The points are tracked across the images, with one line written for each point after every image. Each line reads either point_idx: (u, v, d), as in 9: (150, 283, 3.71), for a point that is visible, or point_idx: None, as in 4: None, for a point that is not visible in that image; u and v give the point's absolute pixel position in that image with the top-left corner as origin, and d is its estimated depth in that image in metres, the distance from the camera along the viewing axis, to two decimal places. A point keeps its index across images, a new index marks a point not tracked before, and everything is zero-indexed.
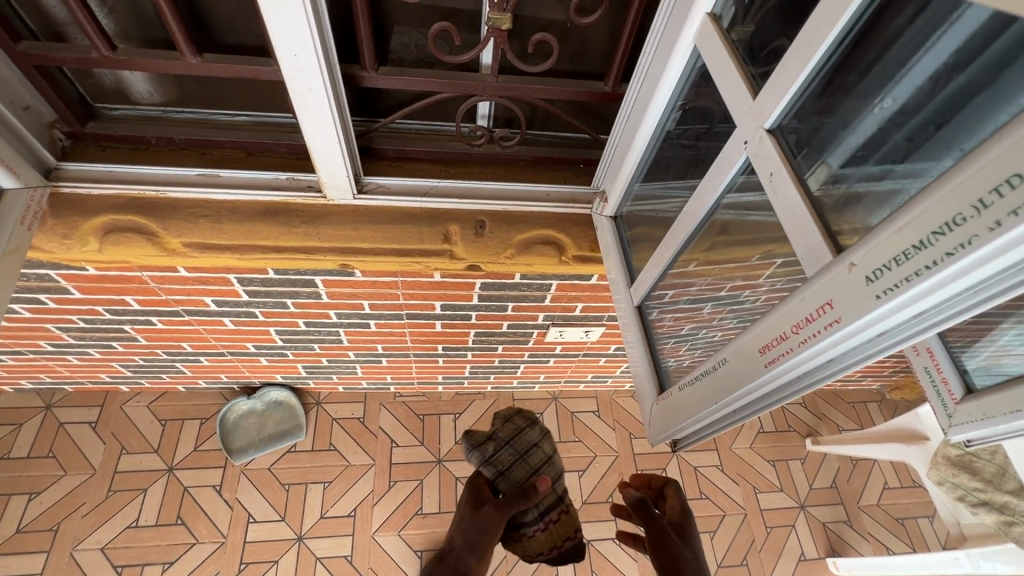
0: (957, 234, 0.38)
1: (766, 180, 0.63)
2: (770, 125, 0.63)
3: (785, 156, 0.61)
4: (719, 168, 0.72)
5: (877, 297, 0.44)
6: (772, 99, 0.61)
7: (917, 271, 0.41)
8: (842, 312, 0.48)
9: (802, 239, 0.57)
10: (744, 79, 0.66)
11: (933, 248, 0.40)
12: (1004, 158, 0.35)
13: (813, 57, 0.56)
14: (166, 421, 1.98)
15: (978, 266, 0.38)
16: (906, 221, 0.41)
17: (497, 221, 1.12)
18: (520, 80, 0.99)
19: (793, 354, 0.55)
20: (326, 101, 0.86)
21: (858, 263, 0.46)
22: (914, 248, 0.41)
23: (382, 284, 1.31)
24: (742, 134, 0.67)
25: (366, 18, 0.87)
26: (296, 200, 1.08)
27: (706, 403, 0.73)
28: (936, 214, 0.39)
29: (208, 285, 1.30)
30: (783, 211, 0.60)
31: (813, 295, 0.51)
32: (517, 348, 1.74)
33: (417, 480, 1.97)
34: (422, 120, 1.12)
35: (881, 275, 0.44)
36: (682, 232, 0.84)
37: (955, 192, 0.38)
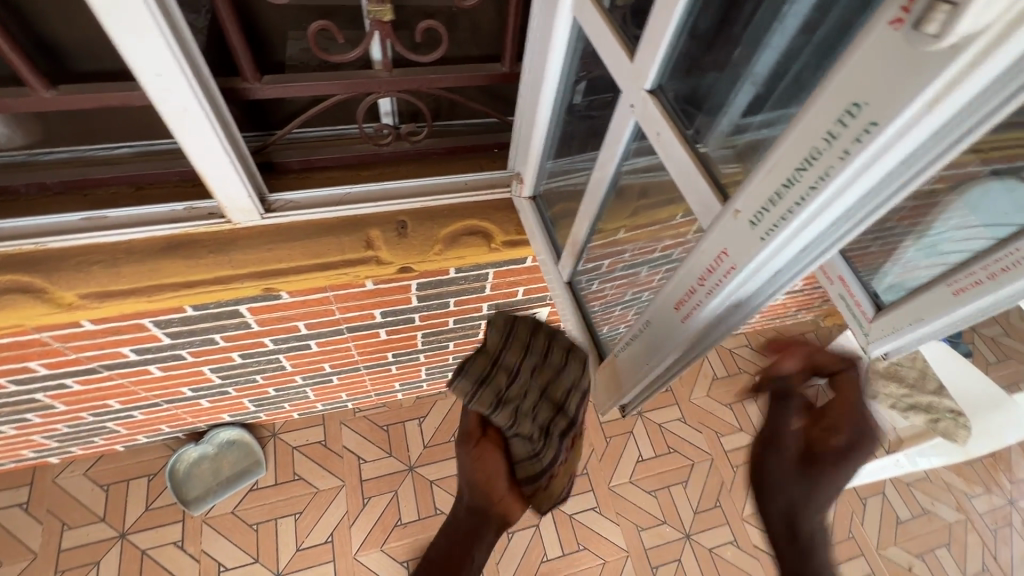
0: (817, 166, 0.40)
1: (655, 139, 0.65)
2: (650, 86, 0.64)
3: (671, 118, 0.62)
4: (615, 135, 0.74)
5: (762, 239, 0.47)
6: (646, 60, 0.62)
7: (790, 209, 0.43)
8: (736, 259, 0.51)
9: (694, 194, 0.59)
10: (621, 44, 0.66)
11: (800, 184, 0.42)
12: (842, 88, 0.36)
13: (673, 17, 0.56)
14: (109, 485, 1.84)
15: (840, 195, 0.40)
16: (774, 163, 0.43)
17: (419, 219, 1.09)
18: (414, 72, 0.96)
19: (704, 304, 0.58)
20: (206, 120, 0.80)
21: (742, 208, 0.48)
22: (783, 187, 0.43)
23: (314, 302, 1.26)
24: (627, 99, 0.68)
25: (234, 26, 0.81)
26: (199, 229, 1.01)
27: (643, 365, 0.75)
28: (798, 152, 0.41)
29: (122, 335, 1.20)
30: (673, 168, 0.62)
31: (710, 247, 0.53)
32: (468, 342, 1.73)
33: (391, 492, 1.93)
34: (323, 126, 1.08)
35: (762, 217, 0.46)
36: (595, 200, 0.85)
37: (807, 128, 0.40)
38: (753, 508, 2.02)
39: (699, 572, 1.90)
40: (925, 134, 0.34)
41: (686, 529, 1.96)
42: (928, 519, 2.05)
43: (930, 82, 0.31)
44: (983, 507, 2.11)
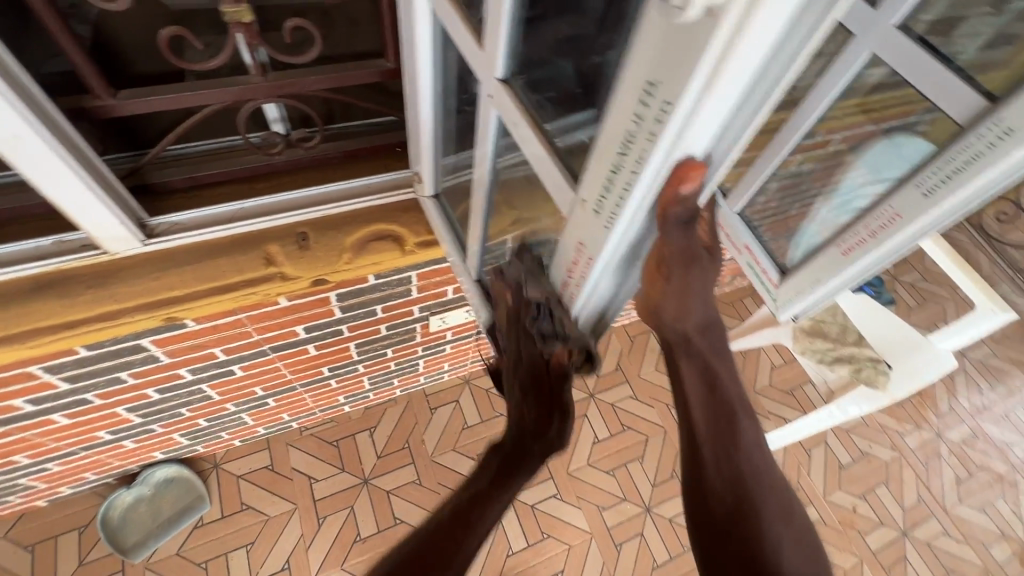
0: (632, 150, 0.44)
1: (513, 131, 0.63)
2: (502, 76, 0.62)
3: (524, 108, 0.61)
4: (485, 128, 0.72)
5: (604, 223, 0.51)
6: (491, 49, 0.60)
7: (621, 192, 0.47)
8: (591, 244, 0.55)
9: (550, 182, 0.60)
10: (471, 32, 0.64)
11: (625, 166, 0.46)
12: (638, 73, 0.40)
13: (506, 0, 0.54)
14: (35, 545, 1.70)
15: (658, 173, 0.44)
16: (603, 145, 0.47)
17: (321, 229, 1.04)
18: (291, 74, 0.90)
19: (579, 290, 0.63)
20: (45, 143, 0.74)
21: (586, 197, 0.52)
22: (614, 170, 0.47)
23: (226, 326, 1.19)
24: (485, 89, 0.66)
25: (70, 39, 0.73)
26: (74, 265, 0.93)
27: None
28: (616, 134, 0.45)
29: (10, 386, 1.10)
30: (531, 155, 0.62)
31: (571, 236, 0.58)
32: (408, 347, 1.69)
33: (347, 508, 1.88)
34: (207, 138, 1.01)
35: (602, 202, 0.50)
36: (483, 196, 0.83)
37: (622, 113, 0.44)
38: None
39: (661, 542, 1.94)
40: (718, 106, 0.38)
41: (645, 502, 2.00)
42: (867, 461, 2.18)
43: (701, 55, 0.34)
44: (915, 443, 2.25)
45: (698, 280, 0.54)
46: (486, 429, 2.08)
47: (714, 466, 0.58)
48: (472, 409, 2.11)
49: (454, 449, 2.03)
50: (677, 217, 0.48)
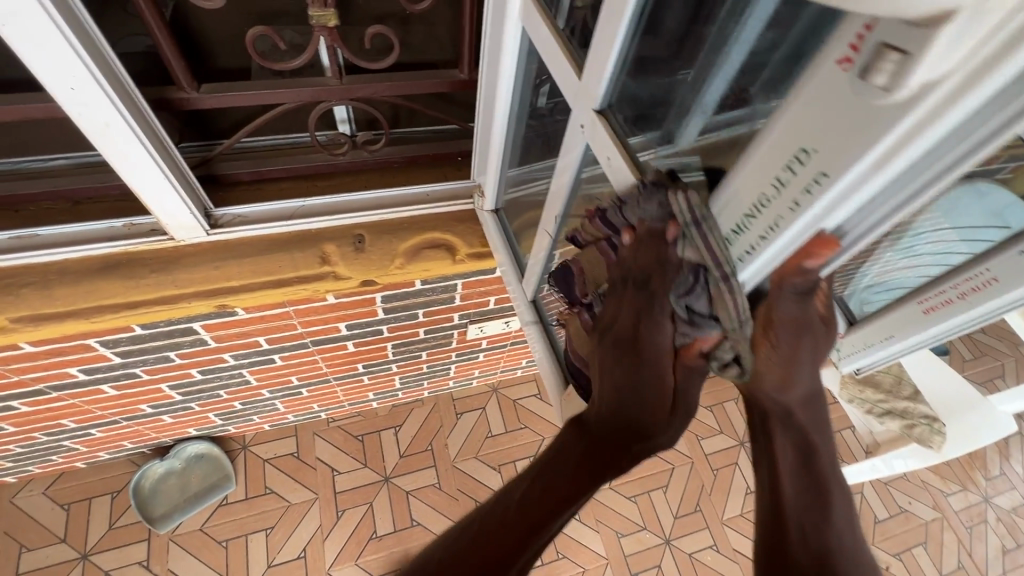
0: (767, 211, 0.44)
1: (606, 165, 0.61)
2: (599, 106, 0.60)
3: (620, 142, 0.59)
4: (568, 153, 0.70)
5: (721, 272, 0.52)
6: (592, 79, 0.58)
7: (751, 244, 0.47)
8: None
9: (646, 223, 0.56)
10: (569, 60, 0.62)
11: (757, 222, 0.45)
12: (788, 138, 0.39)
13: (619, 28, 0.52)
14: (70, 504, 1.77)
15: (799, 233, 0.43)
16: (732, 197, 0.47)
17: (377, 233, 1.04)
18: (365, 79, 0.90)
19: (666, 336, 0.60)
20: (133, 134, 0.75)
21: (699, 241, 0.52)
22: (743, 223, 0.47)
23: (273, 317, 1.20)
24: (577, 118, 0.64)
25: (162, 29, 0.75)
26: (141, 247, 0.95)
27: None
28: (751, 192, 0.44)
29: (67, 355, 1.14)
30: (622, 192, 0.59)
31: (676, 280, 0.57)
32: (442, 351, 1.69)
33: (366, 503, 1.89)
34: (275, 134, 1.03)
35: (724, 248, 0.50)
36: (553, 217, 0.81)
37: (761, 171, 0.42)
38: (733, 512, 2.01)
39: None
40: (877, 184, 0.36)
41: (666, 534, 1.95)
42: (905, 518, 2.06)
43: (878, 142, 0.32)
44: (959, 505, 2.12)
45: (805, 353, 0.54)
46: (510, 440, 2.06)
47: (801, 537, 0.54)
48: (498, 418, 2.10)
49: (476, 456, 2.02)
50: (794, 288, 0.50)
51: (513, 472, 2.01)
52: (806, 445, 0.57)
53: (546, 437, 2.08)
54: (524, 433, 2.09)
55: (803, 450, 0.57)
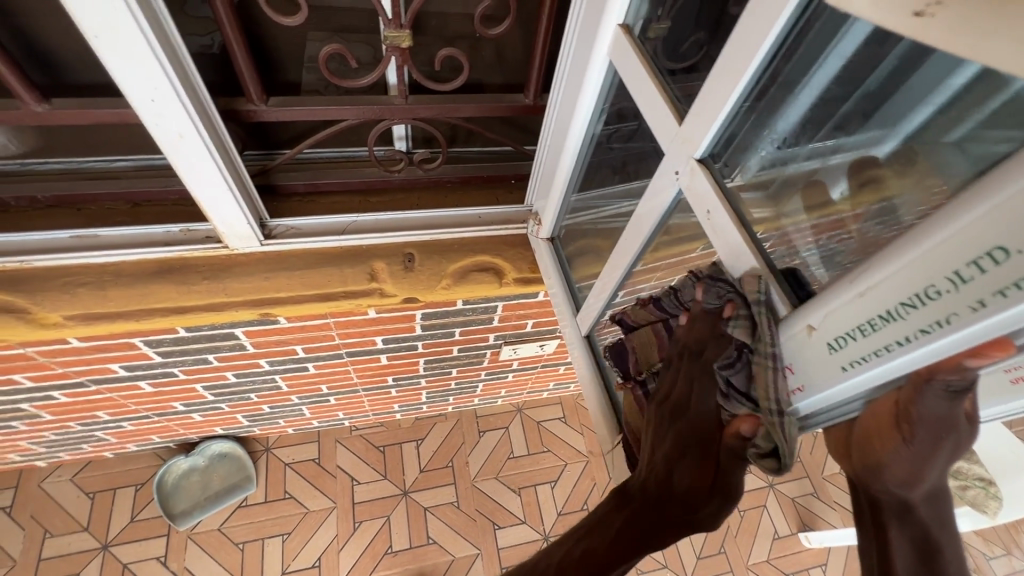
0: (931, 309, 0.35)
1: (704, 218, 0.58)
2: (701, 154, 0.58)
3: (723, 194, 0.56)
4: (653, 196, 0.68)
5: (843, 369, 0.42)
6: (698, 128, 0.56)
7: (888, 345, 0.38)
8: (810, 375, 0.46)
9: (742, 274, 0.54)
10: (668, 104, 0.61)
11: (905, 321, 0.36)
12: (977, 229, 0.31)
13: (748, 70, 0.48)
14: (95, 493, 1.79)
15: (965, 344, 0.34)
16: (871, 286, 0.38)
17: (427, 252, 1.03)
18: (430, 100, 0.90)
19: (754, 416, 0.54)
20: (204, 147, 0.75)
21: (818, 325, 0.44)
22: (880, 318, 0.38)
23: (313, 328, 1.19)
24: (673, 164, 0.62)
25: (240, 43, 0.75)
26: (195, 253, 0.95)
27: None
28: (905, 285, 0.36)
29: (111, 352, 1.14)
30: (723, 249, 0.56)
31: (773, 355, 0.49)
32: (472, 369, 1.66)
33: (383, 517, 1.86)
34: (334, 148, 1.02)
35: (845, 344, 0.42)
36: (628, 256, 0.79)
37: (924, 261, 0.34)
38: (759, 557, 1.93)
39: None
40: None
41: None
42: None
43: None
44: (1002, 570, 2.00)
45: (945, 456, 0.41)
46: (532, 463, 2.02)
47: None
48: (520, 440, 2.06)
49: (496, 477, 1.98)
50: (949, 384, 0.37)
51: (533, 496, 1.96)
52: (927, 537, 0.45)
53: (568, 463, 2.03)
54: (547, 457, 2.04)
55: (924, 551, 0.44)
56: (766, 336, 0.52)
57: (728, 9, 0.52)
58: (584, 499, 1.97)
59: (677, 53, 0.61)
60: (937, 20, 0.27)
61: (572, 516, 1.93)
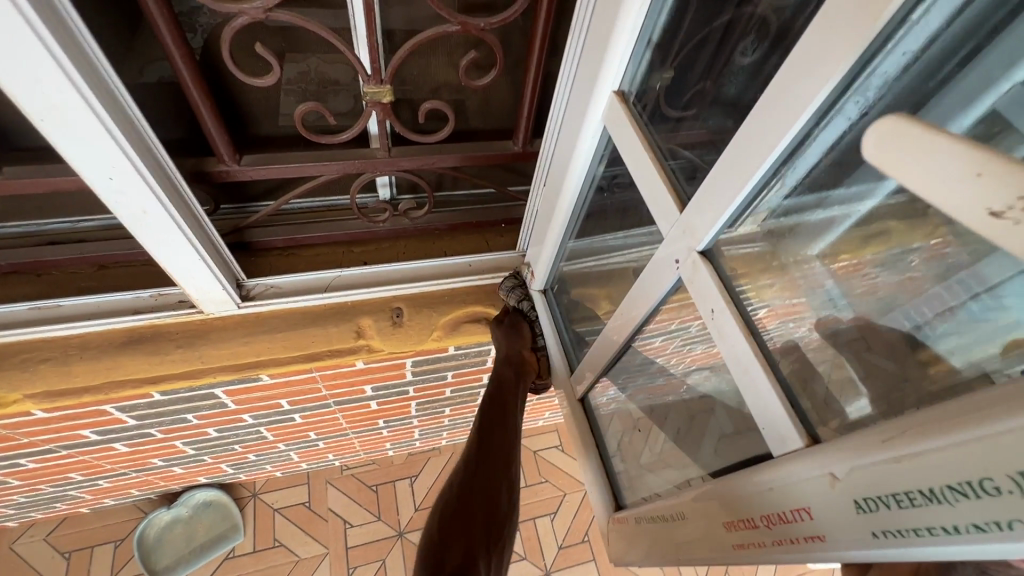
0: (989, 504, 0.26)
1: (709, 316, 0.53)
2: (703, 247, 0.53)
3: (726, 291, 0.51)
4: (652, 276, 0.63)
5: (871, 536, 0.33)
6: (704, 217, 0.51)
7: (929, 527, 0.30)
8: (827, 531, 0.37)
9: (750, 385, 0.49)
10: (670, 191, 0.56)
11: (952, 508, 0.28)
12: None
13: (764, 161, 0.43)
14: (71, 553, 1.69)
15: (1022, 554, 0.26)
16: (913, 454, 0.30)
17: (415, 306, 0.98)
18: (414, 151, 0.86)
19: (762, 551, 0.43)
20: (171, 220, 0.69)
21: (842, 476, 0.35)
22: (922, 494, 0.30)
23: (298, 383, 1.13)
24: (674, 252, 0.57)
25: (206, 101, 0.71)
26: (166, 320, 0.89)
27: (675, 554, 0.61)
28: (957, 464, 0.28)
29: (81, 420, 1.07)
30: (728, 353, 0.51)
31: (788, 492, 0.41)
32: (465, 406, 1.62)
33: (378, 560, 1.79)
34: (315, 199, 0.96)
35: (875, 509, 0.33)
36: (629, 321, 0.73)
37: (981, 445, 0.27)
38: None
39: None
40: None
41: None
42: None
43: None
44: None
45: None
46: (529, 495, 1.96)
47: None
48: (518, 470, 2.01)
49: None
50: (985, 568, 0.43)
51: (533, 530, 1.89)
52: None
53: (568, 493, 1.98)
54: (545, 488, 1.99)
55: None
56: (777, 462, 0.42)
57: (735, 59, 0.51)
58: (585, 530, 1.92)
59: (683, 101, 0.58)
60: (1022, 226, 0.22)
61: (573, 549, 1.87)
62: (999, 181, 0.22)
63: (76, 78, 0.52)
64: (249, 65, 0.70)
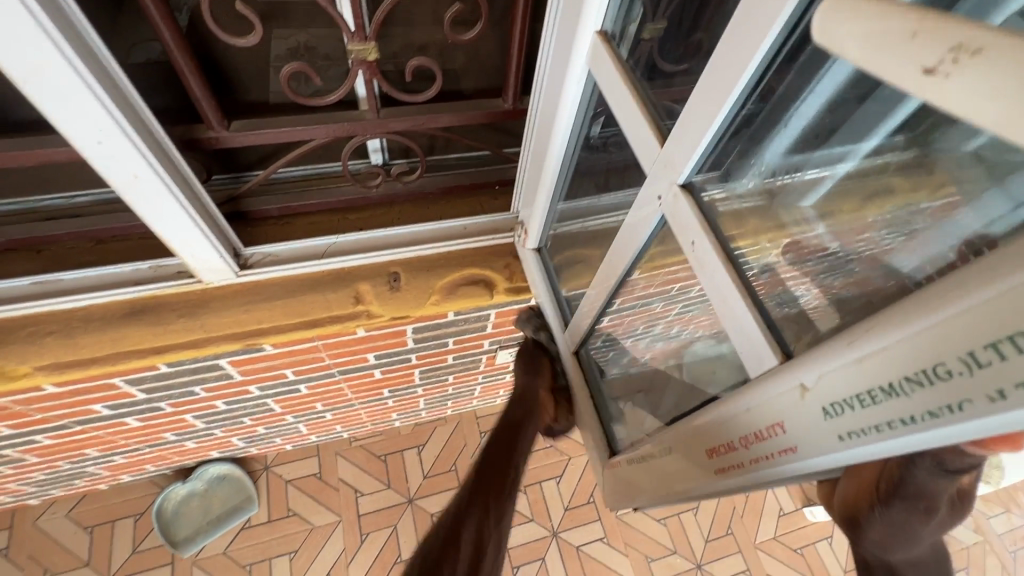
0: (940, 391, 0.28)
1: (688, 249, 0.54)
2: (683, 180, 0.53)
3: (705, 224, 0.51)
4: (635, 224, 0.65)
5: (839, 440, 0.36)
6: (681, 151, 0.51)
7: (889, 422, 0.31)
8: (800, 441, 0.39)
9: (730, 315, 0.50)
10: (652, 129, 0.56)
11: (908, 399, 0.30)
12: (1000, 307, 0.24)
13: (734, 87, 0.43)
14: (93, 527, 1.75)
15: (973, 434, 0.28)
16: (871, 353, 0.31)
17: (412, 270, 0.99)
18: (404, 112, 0.85)
19: (747, 471, 0.47)
20: (162, 183, 0.69)
21: (812, 386, 0.37)
22: (882, 391, 0.31)
23: (302, 352, 1.15)
24: (655, 189, 0.58)
25: (194, 71, 0.71)
26: (168, 291, 0.90)
27: (670, 490, 0.64)
28: (912, 356, 0.29)
29: (92, 394, 1.10)
30: (708, 284, 0.52)
31: (761, 412, 0.43)
32: (469, 374, 1.64)
33: (390, 526, 1.85)
34: (306, 166, 0.97)
35: (840, 413, 0.35)
36: (618, 267, 0.74)
37: (931, 334, 0.28)
38: (766, 537, 1.94)
39: None
40: None
41: (697, 559, 1.87)
42: None
43: None
44: (1003, 528, 2.01)
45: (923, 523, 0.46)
46: (535, 460, 2.00)
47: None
48: None
49: None
50: (940, 461, 0.41)
51: (539, 493, 1.94)
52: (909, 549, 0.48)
53: (572, 457, 2.02)
54: (550, 452, 2.03)
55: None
56: (753, 386, 0.44)
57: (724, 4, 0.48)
58: (590, 492, 1.96)
59: (677, 55, 0.56)
60: (953, 81, 0.21)
61: (579, 510, 1.92)
62: (934, 36, 0.22)
63: (52, 33, 0.51)
64: (231, 24, 0.69)
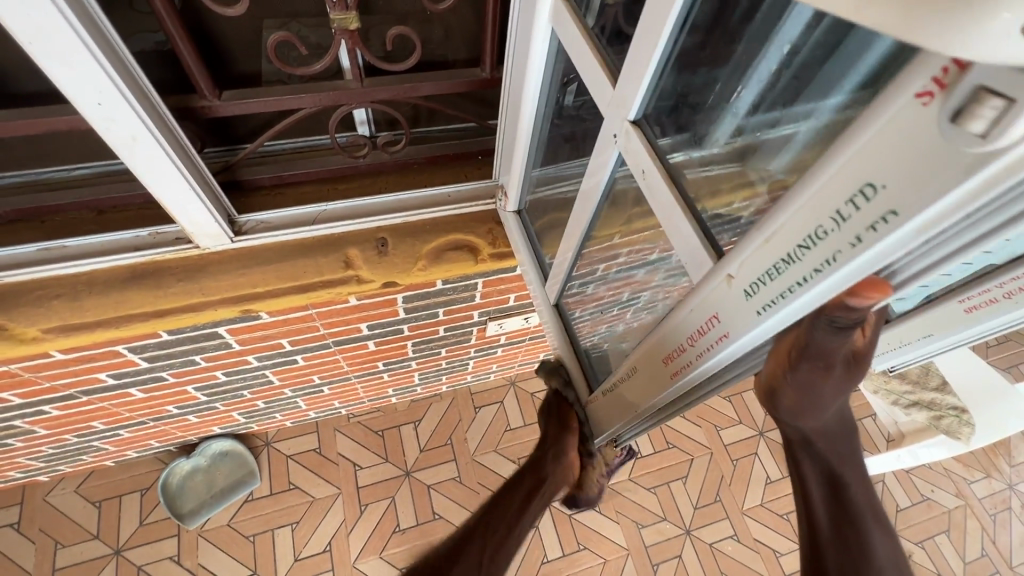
0: (821, 248, 0.36)
1: (642, 177, 0.59)
2: (634, 117, 0.59)
3: (654, 154, 0.57)
4: (598, 167, 0.70)
5: (758, 313, 0.44)
6: (629, 88, 0.57)
7: (790, 287, 0.40)
8: (731, 325, 0.48)
9: (675, 230, 0.56)
10: (604, 70, 0.61)
11: (802, 262, 0.38)
12: (854, 165, 0.32)
13: (666, 28, 0.49)
14: (101, 502, 1.81)
15: (849, 280, 0.36)
16: (775, 231, 0.39)
17: (399, 236, 1.04)
18: (386, 83, 0.90)
19: (693, 367, 0.55)
20: (158, 146, 0.74)
21: (734, 274, 0.45)
22: (784, 261, 0.39)
23: (297, 321, 1.21)
24: (611, 127, 0.63)
25: (184, 39, 0.74)
26: (167, 256, 0.95)
27: (638, 403, 0.72)
28: (801, 226, 0.37)
29: (97, 362, 1.15)
30: (657, 205, 0.58)
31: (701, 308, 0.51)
32: (461, 347, 1.69)
33: (388, 498, 1.91)
34: (297, 137, 1.02)
35: (757, 290, 0.43)
36: (586, 215, 0.79)
37: (811, 204, 0.36)
38: (754, 504, 2.00)
39: (700, 568, 1.87)
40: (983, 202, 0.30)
41: (686, 525, 1.93)
42: (928, 506, 2.01)
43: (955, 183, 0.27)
44: (983, 492, 2.07)
45: (828, 383, 0.53)
46: (529, 433, 2.06)
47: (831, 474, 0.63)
48: (517, 412, 2.10)
49: (496, 450, 2.03)
50: (833, 321, 0.45)
51: None
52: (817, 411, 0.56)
53: None
54: None
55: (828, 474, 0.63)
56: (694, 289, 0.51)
57: None
58: None
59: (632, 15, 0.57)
60: None
61: None
62: None
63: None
64: None
